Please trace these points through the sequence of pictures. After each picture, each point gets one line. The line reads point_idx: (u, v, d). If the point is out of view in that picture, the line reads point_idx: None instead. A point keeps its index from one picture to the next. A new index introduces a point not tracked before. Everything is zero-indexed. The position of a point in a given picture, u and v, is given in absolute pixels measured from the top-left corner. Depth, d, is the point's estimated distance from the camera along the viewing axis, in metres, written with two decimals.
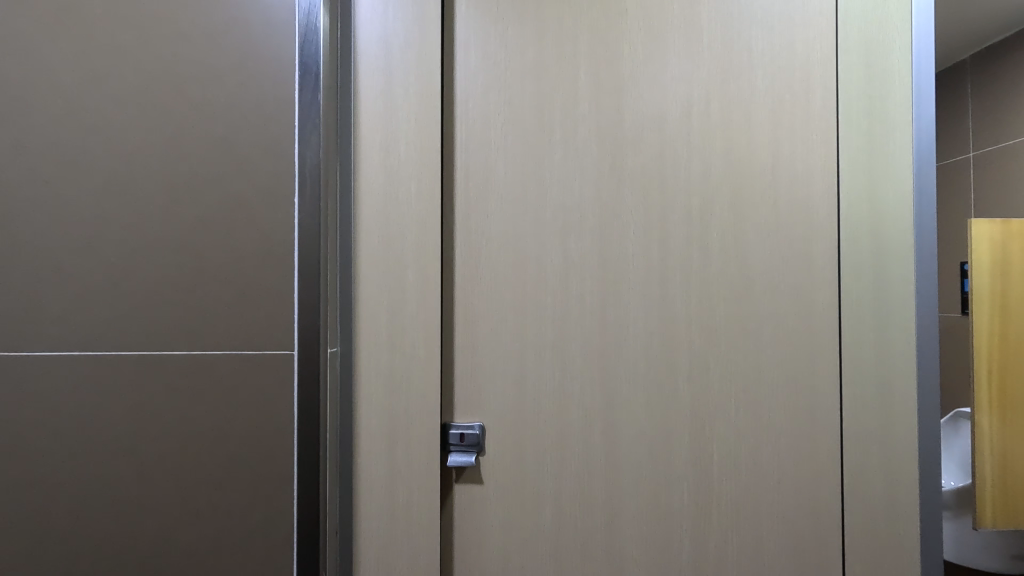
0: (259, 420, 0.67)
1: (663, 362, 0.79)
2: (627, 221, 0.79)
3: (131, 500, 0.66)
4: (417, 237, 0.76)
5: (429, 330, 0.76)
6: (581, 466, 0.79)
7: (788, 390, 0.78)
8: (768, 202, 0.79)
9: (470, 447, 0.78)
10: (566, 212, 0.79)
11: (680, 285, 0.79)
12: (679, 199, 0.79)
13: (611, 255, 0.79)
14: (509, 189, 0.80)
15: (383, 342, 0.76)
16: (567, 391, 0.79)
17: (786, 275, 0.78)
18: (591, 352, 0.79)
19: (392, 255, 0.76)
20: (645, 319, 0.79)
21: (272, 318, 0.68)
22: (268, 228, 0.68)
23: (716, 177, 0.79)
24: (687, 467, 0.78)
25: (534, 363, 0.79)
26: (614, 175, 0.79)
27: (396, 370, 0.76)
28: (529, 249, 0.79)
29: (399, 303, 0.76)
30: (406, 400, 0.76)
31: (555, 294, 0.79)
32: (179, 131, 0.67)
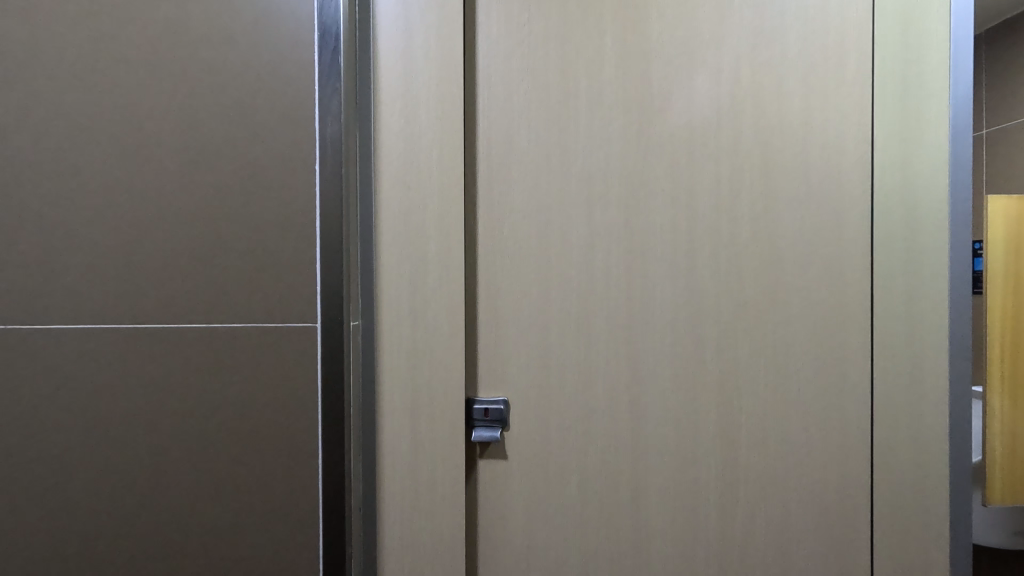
0: (282, 394, 0.66)
1: (690, 336, 0.77)
2: (654, 192, 0.77)
3: (152, 476, 0.65)
4: (439, 208, 0.74)
5: (452, 304, 0.74)
6: (606, 441, 0.78)
7: (816, 364, 0.77)
8: (799, 171, 0.76)
9: (495, 422, 0.77)
10: (591, 182, 0.77)
11: (708, 257, 0.77)
12: (708, 169, 0.77)
13: (638, 226, 0.77)
14: (533, 158, 0.77)
15: (406, 315, 0.74)
16: (593, 366, 0.77)
17: (816, 248, 0.76)
18: (617, 326, 0.77)
19: (414, 226, 0.74)
20: (673, 292, 0.77)
21: (294, 290, 0.66)
22: (289, 197, 0.66)
23: (746, 146, 0.77)
24: (714, 442, 0.77)
25: (559, 335, 0.77)
26: (641, 144, 0.77)
27: (420, 344, 0.74)
28: (554, 220, 0.77)
29: (422, 275, 0.74)
30: (430, 374, 0.74)
31: (581, 267, 0.77)
32: (193, 96, 0.65)
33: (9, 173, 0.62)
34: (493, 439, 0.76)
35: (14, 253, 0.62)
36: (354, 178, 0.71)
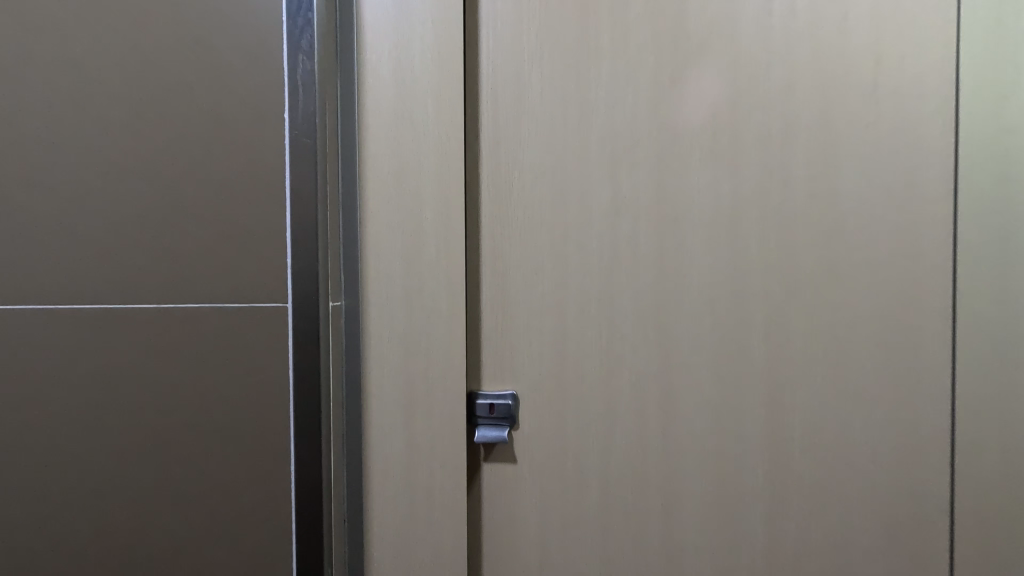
0: (249, 386, 0.56)
1: (733, 319, 0.65)
2: (691, 149, 0.65)
3: (104, 478, 0.57)
4: (435, 168, 0.63)
5: (451, 282, 0.63)
6: (633, 442, 0.66)
7: (886, 353, 0.64)
8: (867, 122, 0.64)
9: (501, 421, 0.66)
10: (615, 138, 0.65)
11: (754, 227, 0.65)
12: (756, 121, 0.64)
13: (671, 190, 0.65)
14: (546, 109, 0.65)
15: (397, 294, 0.63)
16: (618, 355, 0.66)
17: (887, 214, 0.64)
18: (646, 308, 0.66)
19: (406, 190, 0.63)
20: (713, 268, 0.65)
21: (261, 264, 0.56)
22: (253, 153, 0.55)
23: (802, 93, 0.64)
24: (761, 444, 0.65)
25: (577, 319, 0.66)
26: (675, 91, 0.65)
27: (414, 329, 0.63)
28: (571, 184, 0.65)
29: (416, 248, 0.63)
30: (426, 363, 0.63)
31: (603, 239, 0.66)
32: (142, 35, 0.55)
33: None
34: (499, 440, 0.65)
35: None
36: (334, 131, 0.60)
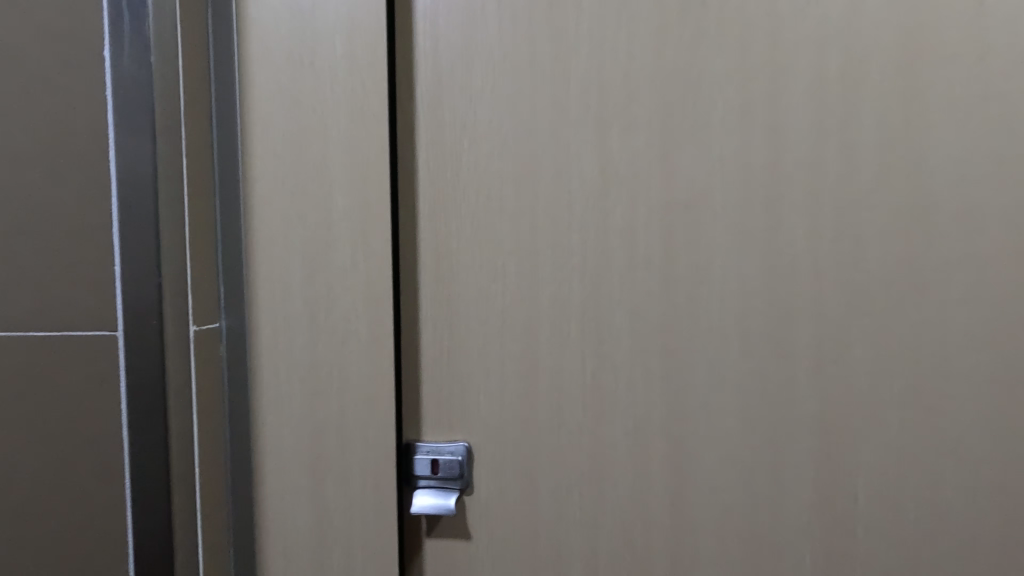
0: (70, 448, 0.39)
1: (768, 342, 0.47)
2: (711, 103, 0.46)
3: None
4: (347, 134, 0.45)
5: (373, 294, 0.45)
6: (629, 507, 0.49)
7: (983, 385, 0.47)
8: (963, 61, 0.45)
9: (448, 482, 0.48)
10: (604, 90, 0.47)
11: (799, 211, 0.46)
12: (803, 62, 0.46)
13: (681, 162, 0.47)
14: (506, 49, 0.47)
15: (298, 310, 0.45)
16: (609, 390, 0.48)
17: (989, 193, 0.45)
18: (649, 326, 0.48)
19: (308, 165, 0.45)
20: (741, 270, 0.47)
21: (81, 274, 0.38)
22: (67, 113, 0.38)
23: (870, 20, 0.45)
24: (807, 510, 0.48)
25: (550, 339, 0.48)
26: (688, 23, 0.46)
27: (322, 357, 0.46)
28: (541, 154, 0.47)
29: (323, 245, 0.45)
30: (340, 404, 0.46)
31: (589, 230, 0.47)
32: None
33: None
34: (444, 510, 0.48)
35: None
36: (194, 80, 0.41)
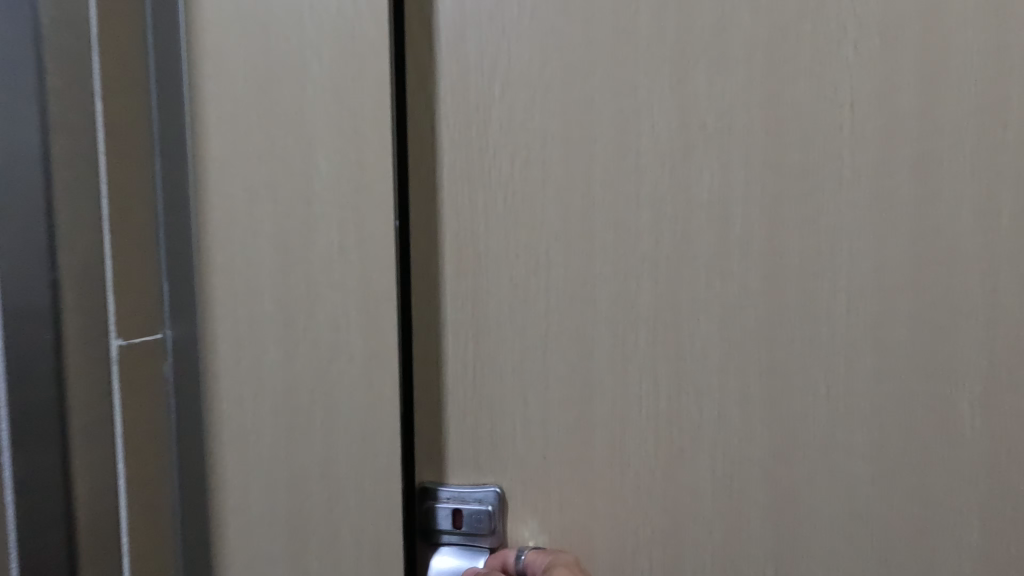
0: None
1: (941, 365, 0.32)
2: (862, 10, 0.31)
3: None
4: (330, 70, 0.32)
5: (372, 291, 0.32)
6: None
7: None
8: None
9: (476, 539, 0.35)
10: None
11: (995, 170, 0.31)
12: None
13: (793, 105, 0.32)
14: None
15: (270, 315, 0.33)
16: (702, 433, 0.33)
17: None
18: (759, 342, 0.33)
19: (281, 115, 0.32)
20: (905, 258, 0.32)
21: None
22: None
23: None
24: None
25: (615, 360, 0.34)
26: None
27: (303, 380, 0.33)
28: (603, 95, 0.33)
29: (302, 224, 0.32)
30: (326, 441, 0.33)
31: (676, 204, 0.33)
32: None
33: None
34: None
35: None
36: (107, 13, 0.31)
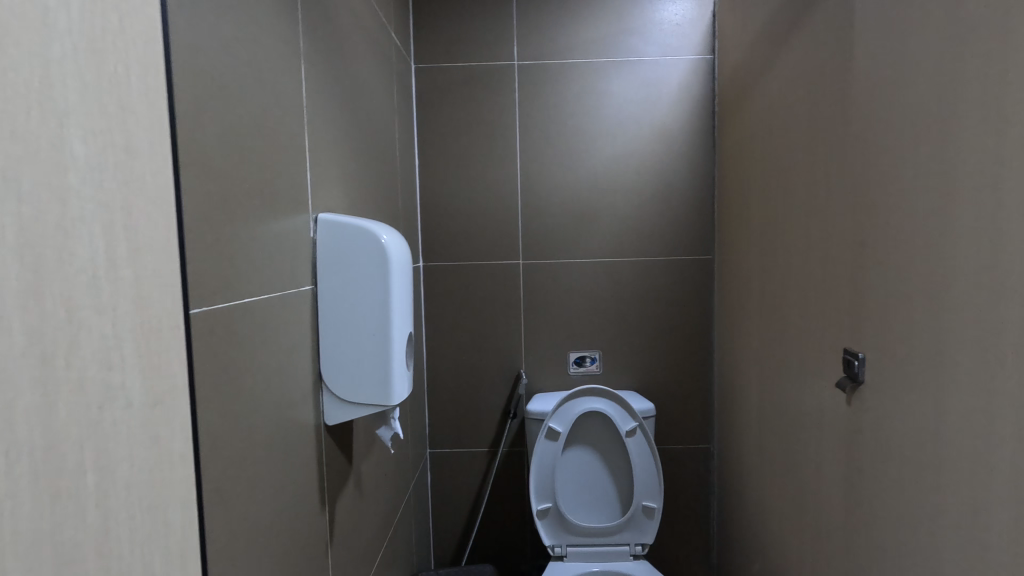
0: None
1: None
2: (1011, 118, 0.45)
3: (247, 509, 0.58)
4: (86, 58, 0.25)
5: (147, 298, 0.30)
6: None
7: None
8: None
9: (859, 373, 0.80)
10: None
11: None
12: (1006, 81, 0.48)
13: None
14: None
15: (24, 354, 0.22)
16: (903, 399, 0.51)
17: None
18: None
19: (19, 83, 0.22)
20: None
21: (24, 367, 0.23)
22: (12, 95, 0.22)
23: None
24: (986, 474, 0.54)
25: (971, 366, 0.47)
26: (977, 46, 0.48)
27: (68, 437, 0.24)
28: None
29: (58, 231, 0.24)
30: (121, 487, 0.27)
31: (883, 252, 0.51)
32: (220, 88, 0.53)
33: (328, 183, 0.83)
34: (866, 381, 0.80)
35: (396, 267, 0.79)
36: None
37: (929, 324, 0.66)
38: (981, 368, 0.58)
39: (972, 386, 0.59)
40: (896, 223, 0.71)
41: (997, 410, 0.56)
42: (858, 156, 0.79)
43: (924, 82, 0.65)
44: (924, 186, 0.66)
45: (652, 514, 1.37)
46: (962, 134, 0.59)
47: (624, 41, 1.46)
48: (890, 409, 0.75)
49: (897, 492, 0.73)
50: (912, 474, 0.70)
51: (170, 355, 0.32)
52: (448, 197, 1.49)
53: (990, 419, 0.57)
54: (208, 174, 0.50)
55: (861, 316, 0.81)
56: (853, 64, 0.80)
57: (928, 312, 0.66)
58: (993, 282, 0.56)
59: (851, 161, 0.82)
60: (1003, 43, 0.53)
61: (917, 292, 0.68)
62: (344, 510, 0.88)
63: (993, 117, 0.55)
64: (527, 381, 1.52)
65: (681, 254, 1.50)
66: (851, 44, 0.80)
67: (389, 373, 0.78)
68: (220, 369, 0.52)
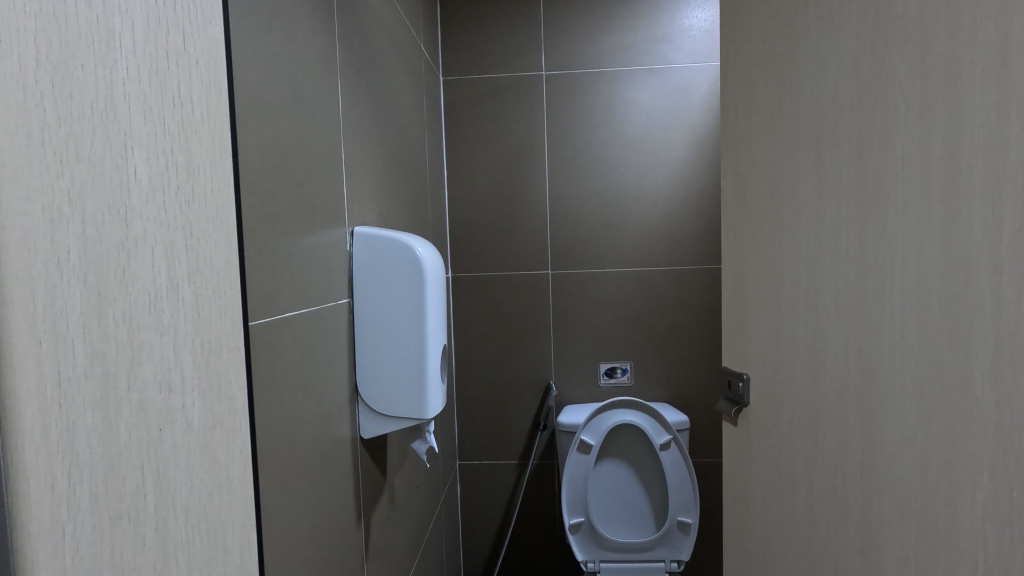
0: None
1: (951, 361, 0.41)
2: (966, 118, 0.40)
3: (288, 521, 0.58)
4: (146, 75, 0.25)
5: (208, 318, 0.30)
6: (860, 521, 0.52)
7: (919, 368, 0.44)
8: (955, 73, 0.40)
9: (744, 396, 0.71)
10: (986, 100, 0.38)
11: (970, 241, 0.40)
12: (920, 82, 0.43)
13: (1005, 195, 0.37)
14: (860, 111, 0.50)
15: (86, 376, 0.22)
16: (900, 419, 0.46)
17: (962, 167, 0.40)
18: (855, 325, 0.51)
19: (84, 105, 0.22)
20: (991, 301, 0.38)
21: (89, 389, 0.22)
22: (81, 115, 0.22)
23: (938, 30, 0.42)
24: (893, 509, 0.47)
25: (951, 384, 0.41)
26: (933, 46, 0.42)
27: (127, 457, 0.24)
28: (948, 185, 0.41)
29: (120, 251, 0.24)
30: (180, 509, 0.27)
31: (878, 260, 0.48)
32: (264, 104, 0.54)
33: (365, 194, 0.84)
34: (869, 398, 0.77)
35: (434, 278, 0.78)
36: None
37: (851, 345, 0.52)
38: (924, 412, 0.44)
39: (914, 432, 0.45)
40: (799, 220, 0.59)
41: (950, 470, 0.42)
42: (737, 149, 0.71)
43: (835, 48, 0.53)
44: (843, 172, 0.52)
45: (688, 530, 1.33)
46: (851, 131, 0.51)
47: (652, 49, 1.44)
48: (795, 446, 0.61)
49: (783, 529, 0.64)
50: (795, 505, 0.62)
51: (229, 377, 0.32)
52: (477, 209, 1.49)
53: (939, 482, 0.43)
54: (251, 190, 0.51)
55: (765, 332, 0.67)
56: (740, 48, 0.70)
57: (850, 333, 0.52)
58: (940, 297, 0.42)
59: (752, 141, 0.68)
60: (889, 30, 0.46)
61: (831, 305, 0.55)
62: (379, 525, 0.87)
63: (940, 81, 0.41)
64: (556, 393, 1.50)
65: (713, 263, 1.47)
66: (748, 6, 0.67)
67: (424, 386, 0.76)
68: (261, 385, 0.53)
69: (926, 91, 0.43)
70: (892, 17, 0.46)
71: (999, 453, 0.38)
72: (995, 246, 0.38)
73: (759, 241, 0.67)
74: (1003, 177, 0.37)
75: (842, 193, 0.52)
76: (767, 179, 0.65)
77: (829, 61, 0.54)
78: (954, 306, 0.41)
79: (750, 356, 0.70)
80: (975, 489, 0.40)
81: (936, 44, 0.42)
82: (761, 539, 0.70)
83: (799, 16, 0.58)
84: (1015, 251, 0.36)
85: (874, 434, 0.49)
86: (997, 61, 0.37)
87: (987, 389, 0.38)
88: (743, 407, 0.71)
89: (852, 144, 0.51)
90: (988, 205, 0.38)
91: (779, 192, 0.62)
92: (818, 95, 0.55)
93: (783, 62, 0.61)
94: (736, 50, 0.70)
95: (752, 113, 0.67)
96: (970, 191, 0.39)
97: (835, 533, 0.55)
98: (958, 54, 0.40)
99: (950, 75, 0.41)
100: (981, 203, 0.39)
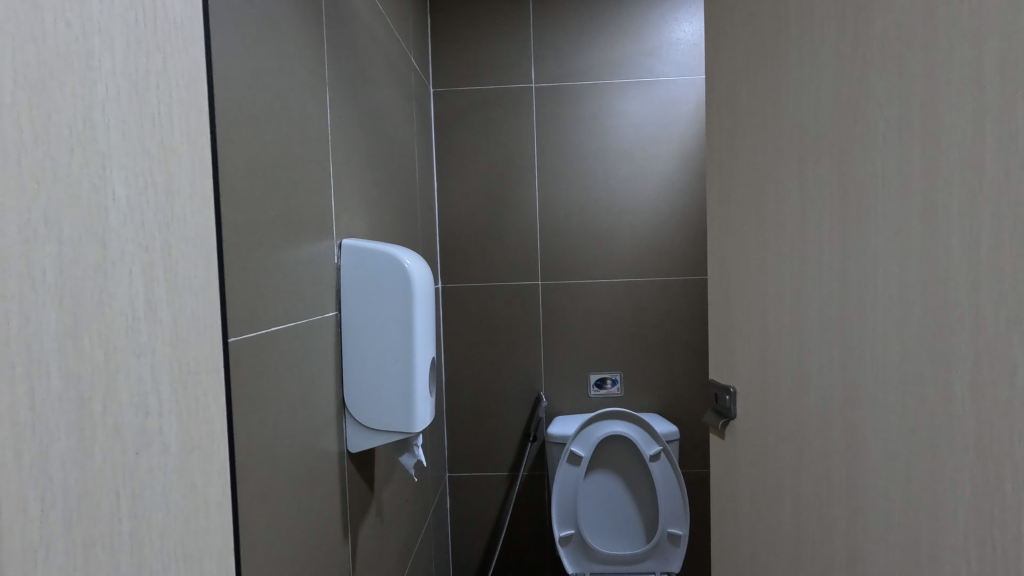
0: None
1: (932, 377, 0.42)
2: (944, 136, 0.40)
3: (274, 538, 0.57)
4: (125, 94, 0.25)
5: (186, 341, 0.29)
6: (846, 535, 0.52)
7: (900, 381, 0.45)
8: (933, 92, 0.41)
9: (732, 409, 0.71)
10: (962, 119, 0.39)
11: (952, 256, 0.40)
12: (899, 100, 0.44)
13: (984, 212, 0.37)
14: (841, 128, 0.50)
15: (62, 399, 0.22)
16: (883, 432, 0.47)
17: (941, 185, 0.41)
18: (839, 339, 0.52)
19: (62, 124, 0.22)
20: (970, 316, 0.39)
21: (65, 411, 0.22)
22: (59, 134, 0.22)
23: (917, 49, 0.42)
24: (876, 521, 0.48)
25: (933, 398, 0.42)
26: (912, 66, 0.43)
27: (103, 483, 0.23)
28: (927, 203, 0.42)
29: (97, 272, 0.23)
30: (155, 534, 0.26)
31: (860, 275, 0.49)
32: (249, 117, 0.54)
33: (353, 206, 0.84)
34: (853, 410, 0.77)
35: (422, 291, 0.78)
36: None
37: (835, 358, 0.52)
38: (906, 427, 0.44)
39: (895, 446, 0.45)
40: (784, 233, 0.60)
41: (933, 484, 0.42)
42: (723, 163, 0.72)
43: (816, 66, 0.53)
44: (825, 188, 0.53)
45: (677, 542, 1.33)
46: (833, 148, 0.52)
47: (640, 62, 1.46)
48: (781, 458, 0.61)
49: (771, 542, 0.64)
50: (782, 518, 0.62)
51: (207, 399, 0.31)
52: (466, 220, 1.49)
53: (923, 497, 0.43)
54: (236, 205, 0.50)
55: (751, 345, 0.67)
56: (725, 62, 0.71)
57: (834, 347, 0.53)
58: (921, 313, 0.43)
59: (737, 155, 0.68)
60: (867, 50, 0.47)
61: (815, 318, 0.55)
62: (366, 541, 0.86)
63: (918, 100, 0.42)
64: (546, 404, 1.50)
65: (702, 274, 1.47)
66: (732, 22, 0.68)
67: (411, 399, 0.76)
68: (244, 400, 0.52)
69: (905, 110, 0.43)
70: (871, 36, 0.47)
71: (981, 467, 0.38)
72: (973, 262, 0.38)
73: (744, 254, 0.67)
74: (981, 193, 0.38)
75: (825, 208, 0.53)
76: (752, 194, 0.65)
77: (811, 79, 0.54)
78: (936, 322, 0.41)
79: (737, 368, 0.70)
80: (956, 502, 0.40)
81: (914, 64, 0.43)
82: (748, 551, 0.70)
83: (781, 34, 0.59)
84: (994, 267, 0.37)
85: (858, 448, 0.50)
86: (973, 82, 0.38)
87: (970, 404, 0.39)
88: (731, 420, 0.72)
89: (834, 160, 0.52)
90: (967, 222, 0.39)
91: (764, 206, 0.63)
92: (800, 110, 0.56)
93: (767, 77, 0.62)
94: (720, 66, 0.71)
95: (737, 127, 0.68)
96: (952, 207, 0.40)
97: (821, 546, 0.55)
98: (935, 74, 0.41)
99: (927, 94, 0.41)
100: (960, 220, 0.39)
